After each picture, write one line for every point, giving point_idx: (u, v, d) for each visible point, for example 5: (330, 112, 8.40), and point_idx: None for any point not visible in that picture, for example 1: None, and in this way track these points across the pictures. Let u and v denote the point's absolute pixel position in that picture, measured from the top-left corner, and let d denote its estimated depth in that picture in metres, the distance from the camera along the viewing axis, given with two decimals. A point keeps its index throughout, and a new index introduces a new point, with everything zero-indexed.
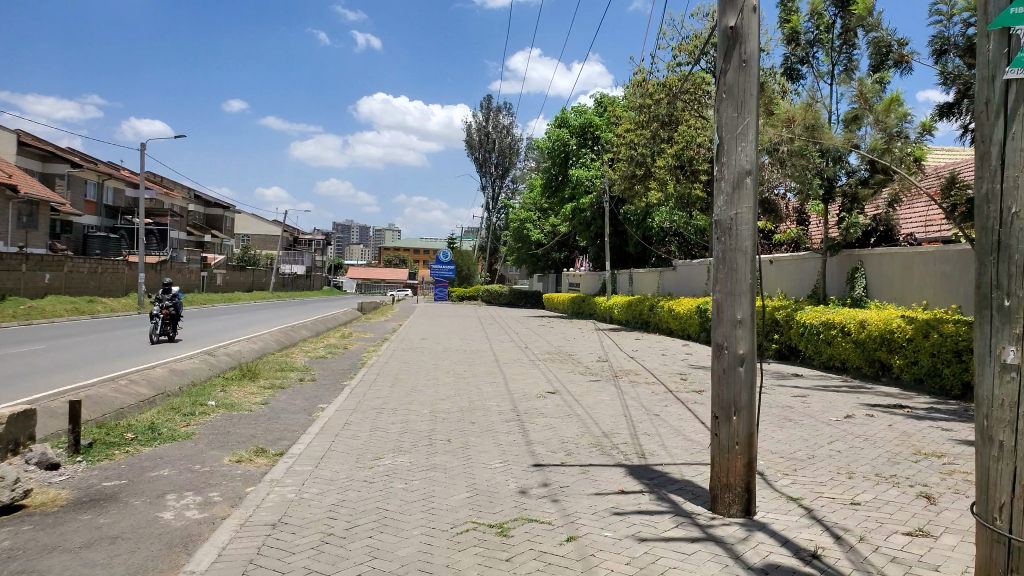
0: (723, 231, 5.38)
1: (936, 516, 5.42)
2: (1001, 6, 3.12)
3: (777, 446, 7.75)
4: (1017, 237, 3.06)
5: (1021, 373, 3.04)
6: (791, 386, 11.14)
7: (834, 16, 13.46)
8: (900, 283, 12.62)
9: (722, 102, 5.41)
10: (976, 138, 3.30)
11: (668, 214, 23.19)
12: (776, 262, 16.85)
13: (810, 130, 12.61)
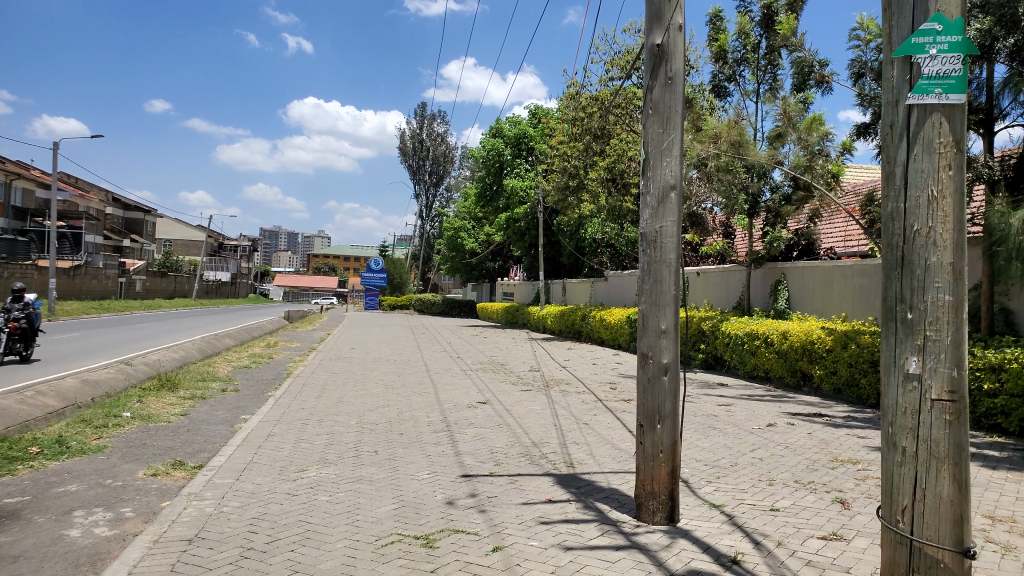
0: (649, 243, 5.49)
1: (850, 520, 5.64)
2: (903, 35, 3.30)
3: (702, 454, 7.93)
4: (919, 253, 3.22)
5: (922, 382, 3.20)
6: (717, 395, 11.42)
7: (760, 37, 13.96)
8: (821, 295, 13.10)
9: (649, 118, 5.53)
10: (882, 159, 3.47)
11: (601, 226, 23.52)
12: (703, 274, 17.27)
13: (735, 146, 13.01)
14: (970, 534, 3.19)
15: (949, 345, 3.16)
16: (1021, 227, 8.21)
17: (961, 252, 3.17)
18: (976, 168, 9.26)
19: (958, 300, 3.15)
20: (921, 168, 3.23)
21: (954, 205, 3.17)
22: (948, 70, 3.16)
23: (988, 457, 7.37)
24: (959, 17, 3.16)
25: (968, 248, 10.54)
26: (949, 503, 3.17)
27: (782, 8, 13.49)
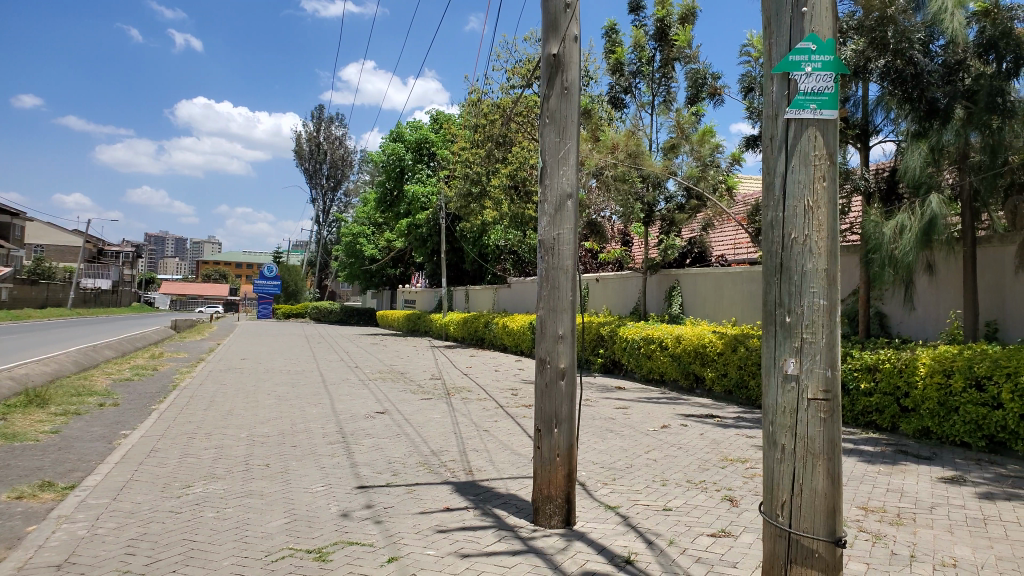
0: (547, 249, 5.54)
1: (738, 517, 5.86)
2: (781, 53, 3.46)
3: (599, 457, 8.08)
4: (796, 260, 3.37)
5: (800, 382, 3.36)
6: (614, 399, 11.67)
7: (654, 50, 14.43)
8: (712, 301, 13.62)
9: (546, 126, 5.58)
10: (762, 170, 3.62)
11: (503, 232, 23.64)
12: (602, 280, 17.65)
13: (632, 157, 13.26)
14: (841, 524, 3.36)
15: (824, 346, 3.34)
16: (892, 236, 8.77)
17: (834, 259, 3.35)
18: (853, 181, 9.85)
19: (832, 304, 3.33)
20: (798, 178, 3.39)
21: (828, 215, 3.36)
22: (821, 87, 3.35)
23: (863, 452, 7.84)
24: (831, 38, 3.37)
25: (845, 256, 11.19)
26: (823, 496, 3.34)
27: (675, 23, 13.97)
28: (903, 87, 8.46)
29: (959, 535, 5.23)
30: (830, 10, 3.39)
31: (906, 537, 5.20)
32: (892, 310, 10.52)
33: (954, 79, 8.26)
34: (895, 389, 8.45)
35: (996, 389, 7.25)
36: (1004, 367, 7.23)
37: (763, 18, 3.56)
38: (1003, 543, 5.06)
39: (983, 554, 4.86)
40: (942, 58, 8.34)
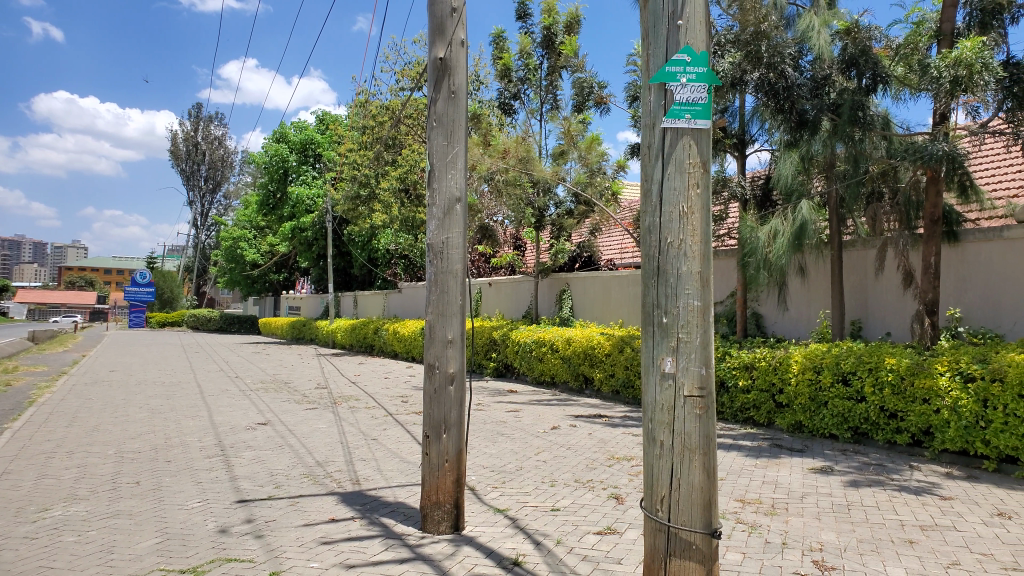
0: (435, 254, 5.49)
1: (624, 514, 6.01)
2: (658, 64, 3.58)
3: (489, 460, 8.09)
4: (672, 263, 3.49)
5: (677, 380, 3.47)
6: (506, 402, 11.72)
7: (541, 58, 14.66)
8: (601, 304, 13.97)
9: (433, 129, 5.53)
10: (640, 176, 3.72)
11: (392, 236, 23.35)
12: (494, 285, 17.76)
13: (522, 162, 13.40)
14: (716, 516, 3.50)
15: (698, 345, 3.47)
16: (767, 240, 9.35)
17: (708, 262, 3.48)
18: (731, 188, 10.35)
19: (705, 306, 3.46)
20: (674, 186, 3.50)
21: (701, 220, 3.49)
22: (695, 97, 3.49)
23: (741, 446, 8.21)
24: (704, 50, 3.52)
25: (722, 260, 11.70)
26: (700, 490, 3.46)
27: (561, 31, 14.24)
28: (775, 99, 8.92)
29: (825, 522, 5.57)
30: (704, 24, 3.54)
31: (778, 526, 5.48)
32: (767, 311, 11.09)
33: (821, 93, 8.75)
34: (771, 385, 8.90)
35: (860, 383, 7.78)
36: (866, 362, 7.76)
37: (642, 29, 3.67)
38: (864, 526, 5.42)
39: (846, 538, 5.19)
40: (811, 72, 8.85)
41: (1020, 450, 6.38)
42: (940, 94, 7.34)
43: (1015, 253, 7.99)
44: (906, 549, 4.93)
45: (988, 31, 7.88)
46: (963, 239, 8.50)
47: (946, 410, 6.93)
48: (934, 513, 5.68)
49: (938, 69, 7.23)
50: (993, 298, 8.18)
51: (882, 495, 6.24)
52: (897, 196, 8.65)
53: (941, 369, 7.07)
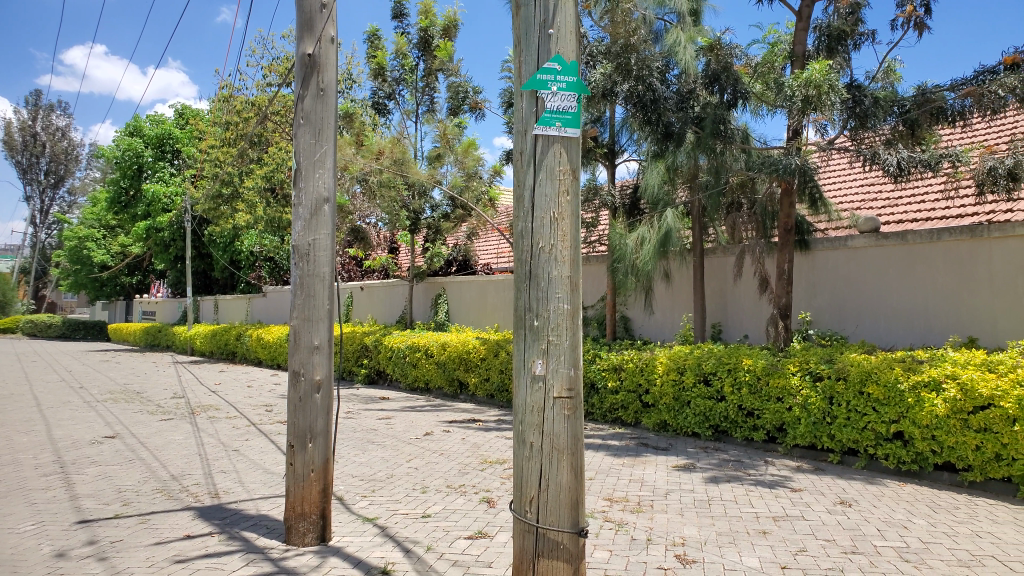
0: (301, 256, 5.24)
1: (494, 517, 6.00)
2: (530, 71, 3.57)
3: (358, 469, 7.86)
4: (543, 267, 3.50)
5: (547, 382, 3.49)
6: (377, 409, 11.45)
7: (417, 59, 14.53)
8: (476, 308, 14.00)
9: (299, 127, 5.27)
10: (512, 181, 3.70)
11: (258, 237, 22.39)
12: (366, 289, 17.42)
13: (398, 163, 13.02)
14: (583, 515, 3.53)
15: (567, 347, 3.50)
16: (635, 247, 9.78)
17: (577, 267, 3.53)
18: (602, 196, 10.60)
19: (574, 309, 3.51)
20: (545, 192, 3.51)
21: (571, 225, 3.52)
22: (564, 105, 3.53)
23: (610, 446, 8.40)
24: (574, 60, 3.57)
25: (593, 266, 11.99)
26: (567, 490, 3.49)
27: (438, 34, 14.20)
28: (643, 111, 8.79)
29: (687, 517, 5.79)
30: (574, 34, 3.58)
31: (644, 523, 5.64)
32: (635, 315, 11.44)
33: (686, 106, 8.78)
34: (638, 386, 9.18)
35: (720, 383, 8.19)
36: (726, 364, 8.17)
37: (514, 36, 3.65)
38: (723, 520, 5.68)
39: (706, 532, 5.41)
40: (676, 86, 8.90)
41: (860, 442, 6.92)
42: (793, 111, 7.83)
43: (859, 261, 8.67)
44: (760, 539, 5.20)
45: (834, 55, 8.56)
46: (813, 247, 9.10)
47: (797, 407, 7.41)
48: (786, 504, 6.03)
49: (791, 88, 7.67)
50: (839, 303, 8.85)
51: (740, 489, 6.56)
52: (754, 207, 9.17)
53: (792, 369, 7.53)
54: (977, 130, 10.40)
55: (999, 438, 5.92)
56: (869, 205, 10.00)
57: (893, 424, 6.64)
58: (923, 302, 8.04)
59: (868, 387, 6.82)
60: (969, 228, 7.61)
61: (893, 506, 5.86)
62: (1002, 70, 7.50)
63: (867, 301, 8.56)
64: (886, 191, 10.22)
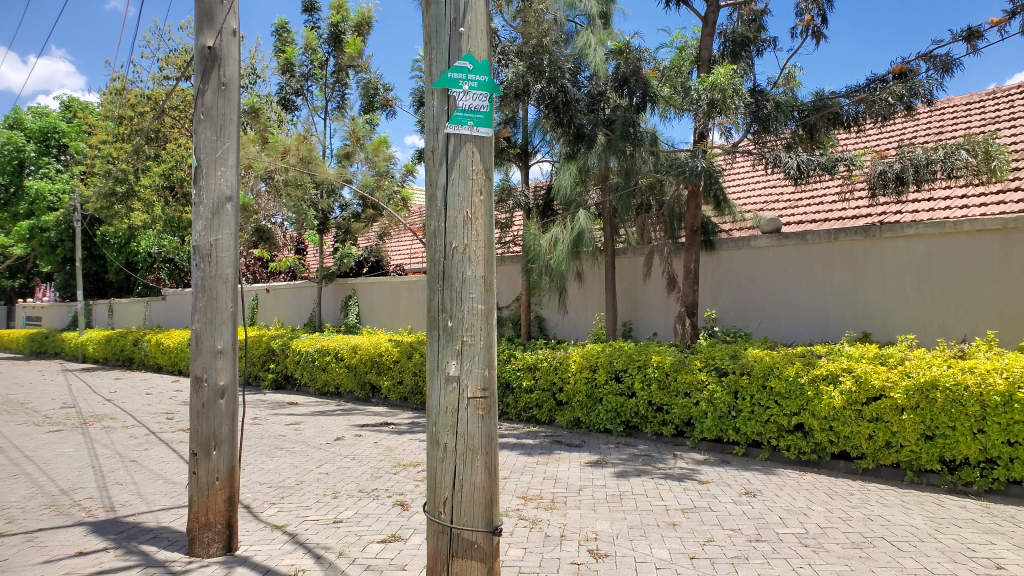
0: (202, 257, 5.00)
1: (408, 520, 5.93)
2: (441, 69, 3.53)
3: (266, 476, 7.61)
4: (456, 267, 3.47)
5: (461, 382, 3.47)
6: (285, 414, 11.13)
7: (327, 54, 14.22)
8: (388, 310, 13.83)
9: (199, 123, 5.02)
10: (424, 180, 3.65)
11: (155, 237, 21.42)
12: (273, 291, 16.95)
13: (304, 163, 12.54)
14: (497, 513, 3.52)
15: (481, 347, 3.49)
16: (548, 248, 9.94)
17: (491, 268, 3.52)
18: (516, 197, 10.66)
19: (488, 309, 3.50)
20: (457, 192, 3.49)
21: (484, 225, 3.51)
22: (477, 105, 3.51)
23: (524, 445, 8.43)
24: (485, 60, 3.56)
25: (508, 266, 12.02)
26: (481, 489, 3.47)
27: (349, 29, 13.93)
28: (556, 112, 8.85)
29: (600, 512, 5.88)
30: (485, 33, 3.57)
31: (558, 520, 5.69)
32: (549, 315, 11.55)
33: (597, 108, 8.90)
34: (552, 385, 9.26)
35: (631, 380, 8.36)
36: (636, 360, 8.36)
37: (424, 33, 3.60)
38: (634, 513, 5.80)
39: (618, 526, 5.51)
40: (588, 88, 9.00)
41: (763, 435, 7.20)
42: (698, 114, 8.05)
43: (761, 261, 9.03)
44: (670, 531, 5.33)
45: (738, 61, 8.88)
46: (718, 248, 9.40)
47: (704, 402, 7.64)
48: (694, 496, 6.21)
49: (697, 92, 7.93)
50: (742, 301, 9.20)
51: (650, 483, 6.71)
52: (662, 208, 9.45)
53: (699, 365, 7.77)
54: (869, 136, 11.01)
55: (890, 426, 6.28)
56: (771, 206, 10.44)
57: (794, 416, 6.95)
58: (821, 300, 8.45)
59: (770, 381, 7.10)
60: (862, 229, 8.03)
61: (794, 494, 6.13)
62: (891, 79, 7.98)
63: (769, 299, 8.92)
64: (786, 193, 10.69)
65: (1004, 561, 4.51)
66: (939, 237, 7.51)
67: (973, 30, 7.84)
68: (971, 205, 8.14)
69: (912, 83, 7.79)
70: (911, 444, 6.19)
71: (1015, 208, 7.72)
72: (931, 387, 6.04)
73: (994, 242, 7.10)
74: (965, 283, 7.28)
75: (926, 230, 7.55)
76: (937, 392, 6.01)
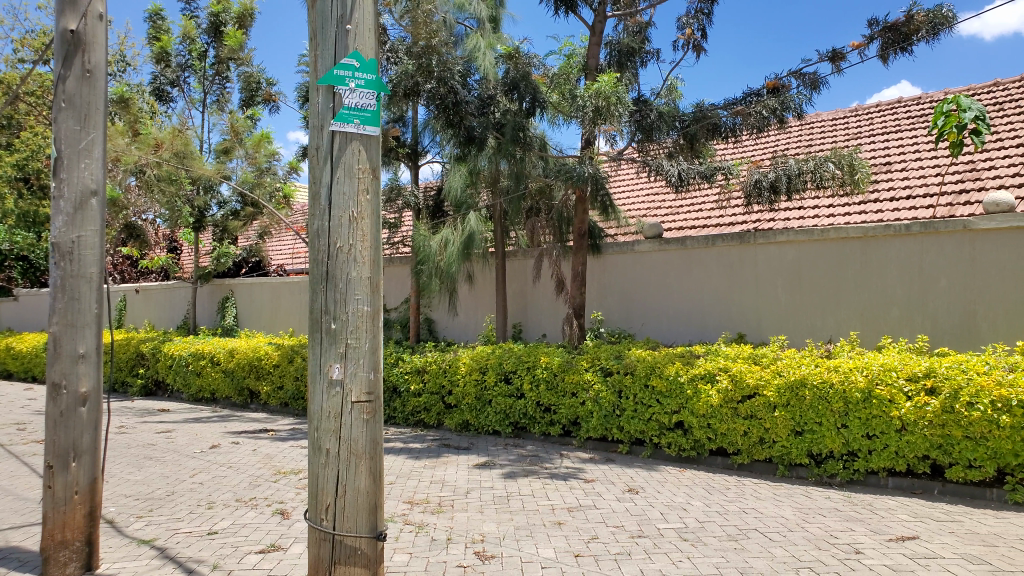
0: (63, 255, 4.51)
1: (288, 529, 5.73)
2: (326, 65, 3.42)
3: (133, 488, 7.15)
4: (341, 268, 3.37)
5: (344, 387, 3.37)
6: (155, 422, 10.53)
7: (207, 45, 13.59)
8: (268, 312, 13.37)
9: (59, 110, 4.51)
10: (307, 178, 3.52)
11: (7, 233, 19.76)
12: (143, 291, 16.07)
13: (178, 157, 12.06)
14: (381, 518, 3.45)
15: (366, 350, 3.40)
16: (439, 249, 9.96)
17: (377, 268, 3.44)
18: (405, 197, 10.44)
19: (374, 311, 3.42)
20: (343, 190, 3.39)
21: (371, 225, 3.43)
22: (364, 103, 3.43)
23: (411, 449, 8.34)
24: (372, 58, 3.48)
25: (396, 267, 11.88)
26: (365, 494, 3.38)
27: (230, 20, 13.37)
28: (445, 112, 8.76)
29: (487, 513, 5.88)
30: (373, 31, 3.50)
31: (444, 523, 5.64)
32: (439, 317, 11.49)
33: (487, 112, 8.81)
34: (441, 388, 9.20)
35: (520, 381, 8.43)
36: (525, 362, 8.43)
37: (309, 29, 3.49)
38: (521, 514, 5.83)
39: (504, 526, 5.53)
40: (477, 91, 8.85)
41: (645, 433, 7.43)
42: (584, 121, 8.21)
43: (645, 264, 9.31)
44: (556, 530, 5.41)
45: (623, 70, 9.14)
46: (604, 252, 9.63)
47: (589, 402, 7.79)
48: (579, 495, 6.32)
49: (582, 98, 8.06)
50: (627, 303, 9.46)
51: (537, 483, 6.79)
52: (551, 212, 9.60)
53: (585, 365, 7.92)
54: (745, 146, 11.61)
55: (763, 423, 6.62)
56: (655, 212, 10.81)
57: (675, 414, 7.20)
58: (701, 303, 8.80)
59: (652, 380, 7.32)
60: (739, 236, 8.42)
61: (674, 490, 6.34)
62: (765, 93, 8.41)
63: (652, 302, 9.23)
64: (668, 200, 11.09)
65: (863, 546, 4.83)
66: (807, 243, 7.98)
67: (837, 51, 8.41)
68: (836, 215, 8.73)
69: (784, 98, 8.25)
70: (782, 439, 6.54)
71: (875, 218, 8.34)
72: (801, 385, 6.41)
73: (857, 250, 7.63)
74: (830, 287, 7.78)
75: (796, 237, 8.01)
76: (806, 390, 6.38)
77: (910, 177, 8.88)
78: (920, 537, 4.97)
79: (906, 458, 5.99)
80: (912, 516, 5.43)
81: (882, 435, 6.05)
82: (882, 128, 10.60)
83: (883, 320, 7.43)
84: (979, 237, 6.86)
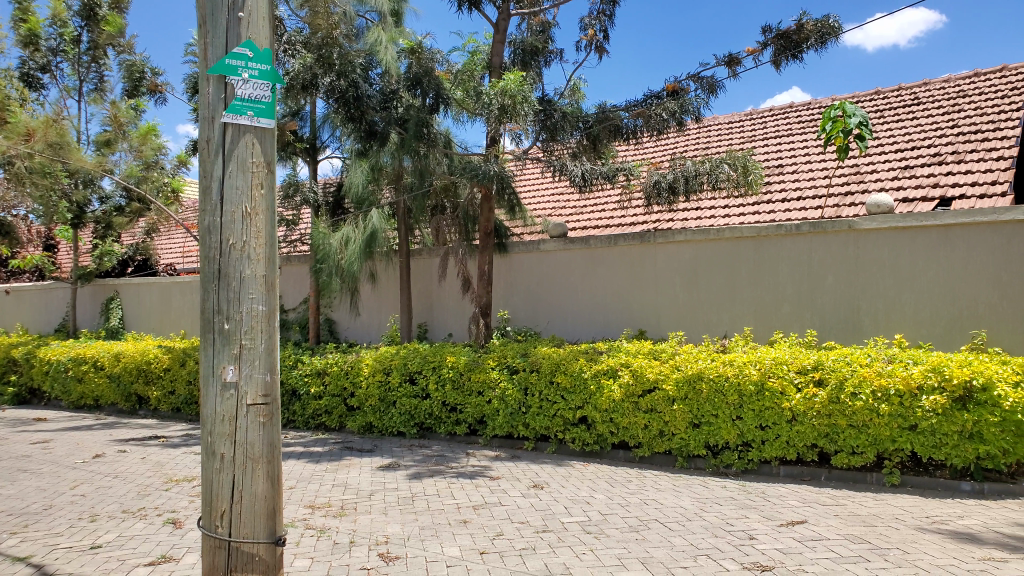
0: None
1: (181, 538, 5.47)
2: (217, 55, 3.27)
3: (5, 503, 6.64)
4: (234, 266, 3.22)
5: (239, 389, 3.23)
6: (30, 433, 9.83)
7: (80, 29, 12.84)
8: (157, 314, 12.77)
9: None
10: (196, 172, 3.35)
11: None
12: (15, 293, 15.01)
13: (52, 148, 11.13)
14: (280, 523, 3.32)
15: (262, 352, 3.27)
16: (339, 247, 9.68)
17: (273, 266, 3.31)
18: (303, 193, 10.14)
19: (270, 311, 3.28)
20: (235, 185, 3.24)
21: (266, 222, 3.29)
22: (258, 95, 3.29)
23: (312, 453, 8.12)
24: (267, 48, 3.35)
25: (294, 266, 11.55)
26: (263, 499, 3.25)
27: (105, 3, 12.66)
28: (346, 107, 8.61)
29: (391, 515, 5.78)
30: (267, 20, 3.35)
31: (347, 526, 5.51)
32: (340, 317, 11.25)
33: (389, 106, 8.73)
34: (343, 389, 9.01)
35: (425, 381, 8.36)
36: (431, 362, 8.36)
37: (198, 16, 3.31)
38: (426, 514, 5.77)
39: (410, 527, 5.45)
40: (379, 85, 8.79)
41: (550, 429, 7.50)
42: (489, 118, 8.20)
43: (550, 263, 9.40)
44: (461, 528, 5.38)
45: (527, 69, 9.18)
46: (511, 250, 9.66)
47: (495, 400, 7.79)
48: (485, 492, 6.31)
49: (487, 96, 8.05)
50: (533, 302, 9.53)
51: (442, 482, 6.73)
52: (457, 211, 9.55)
53: (491, 364, 7.92)
54: (647, 147, 11.91)
55: (662, 416, 6.80)
56: (560, 211, 10.94)
57: (578, 410, 7.31)
58: (605, 302, 8.96)
59: (557, 377, 7.39)
60: (640, 235, 8.61)
61: (578, 485, 6.43)
62: (665, 96, 8.64)
63: (556, 301, 9.33)
64: (573, 200, 11.24)
65: (756, 532, 5.03)
66: (704, 243, 8.24)
67: (733, 57, 8.74)
68: (732, 215, 9.07)
69: (683, 101, 8.48)
70: (680, 432, 6.74)
71: (767, 219, 8.70)
72: (698, 379, 6.61)
73: (750, 248, 7.95)
74: (726, 285, 8.07)
75: (693, 236, 8.26)
76: (703, 384, 6.58)
77: (800, 179, 9.33)
78: (808, 521, 5.21)
79: (796, 447, 6.28)
80: (801, 502, 5.70)
81: (775, 426, 6.32)
82: (774, 132, 11.10)
83: (774, 316, 7.78)
84: (862, 237, 7.27)
